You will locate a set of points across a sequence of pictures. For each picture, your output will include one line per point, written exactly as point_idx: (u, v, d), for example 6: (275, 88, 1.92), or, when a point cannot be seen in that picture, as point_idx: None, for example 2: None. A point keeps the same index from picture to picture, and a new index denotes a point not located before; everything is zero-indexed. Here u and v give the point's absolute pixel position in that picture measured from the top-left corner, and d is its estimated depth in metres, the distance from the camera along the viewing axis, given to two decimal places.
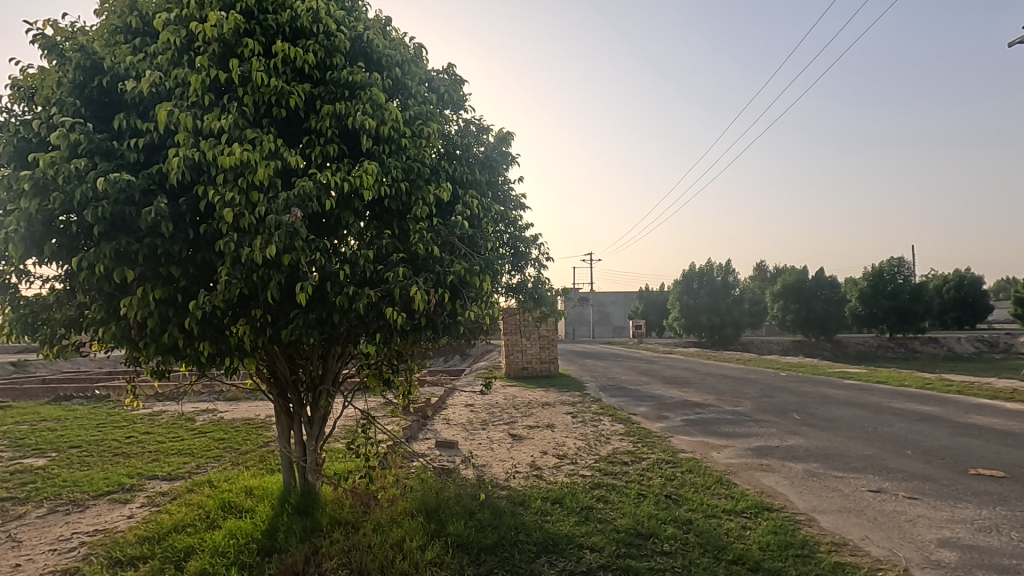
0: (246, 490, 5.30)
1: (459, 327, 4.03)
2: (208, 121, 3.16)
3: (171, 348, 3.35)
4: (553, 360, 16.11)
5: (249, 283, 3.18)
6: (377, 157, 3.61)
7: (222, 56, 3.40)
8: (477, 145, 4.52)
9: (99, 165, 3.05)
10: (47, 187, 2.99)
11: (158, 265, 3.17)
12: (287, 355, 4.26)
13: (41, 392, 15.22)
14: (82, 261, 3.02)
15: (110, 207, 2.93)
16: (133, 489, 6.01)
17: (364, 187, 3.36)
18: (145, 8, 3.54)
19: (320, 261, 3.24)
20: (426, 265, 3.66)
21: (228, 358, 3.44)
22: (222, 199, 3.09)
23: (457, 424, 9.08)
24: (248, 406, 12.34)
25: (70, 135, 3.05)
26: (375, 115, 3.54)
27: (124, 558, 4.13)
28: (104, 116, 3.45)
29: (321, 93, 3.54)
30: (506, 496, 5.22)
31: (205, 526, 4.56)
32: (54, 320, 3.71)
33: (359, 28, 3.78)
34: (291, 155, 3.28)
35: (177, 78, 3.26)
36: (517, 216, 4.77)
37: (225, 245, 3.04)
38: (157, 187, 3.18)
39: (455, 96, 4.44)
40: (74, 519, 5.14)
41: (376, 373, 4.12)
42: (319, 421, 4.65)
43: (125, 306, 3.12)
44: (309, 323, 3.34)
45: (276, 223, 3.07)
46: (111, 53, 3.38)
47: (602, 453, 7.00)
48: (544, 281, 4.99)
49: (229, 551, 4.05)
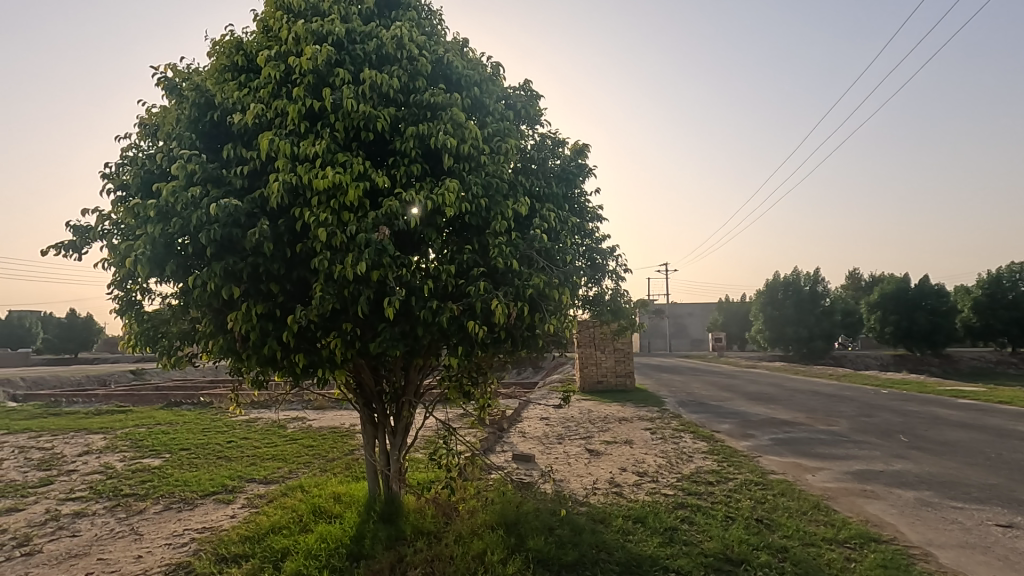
0: (335, 496, 5.56)
1: (538, 341, 4.02)
2: (303, 147, 3.38)
3: (269, 359, 3.57)
4: (629, 374, 15.73)
5: (340, 298, 3.33)
6: (458, 175, 3.71)
7: (317, 85, 3.63)
8: (553, 158, 4.55)
9: (211, 193, 3.33)
10: (170, 214, 3.31)
11: (259, 283, 3.41)
12: (372, 367, 4.45)
13: (154, 399, 16.76)
14: (196, 280, 3.32)
15: (220, 230, 3.19)
16: (235, 491, 6.47)
17: (445, 205, 3.46)
18: (250, 48, 3.87)
19: (405, 277, 3.34)
20: (505, 279, 3.68)
21: (320, 369, 3.62)
22: (316, 219, 3.27)
23: (532, 438, 9.06)
24: (333, 415, 12.97)
25: (187, 166, 3.38)
26: (455, 134, 3.66)
27: (228, 555, 4.43)
28: (215, 147, 3.78)
29: (405, 115, 3.69)
30: (586, 512, 5.12)
31: (299, 528, 4.81)
32: (171, 333, 4.10)
33: (439, 51, 3.94)
34: (378, 175, 3.43)
35: (277, 109, 3.51)
36: (594, 228, 4.75)
37: (320, 263, 3.22)
38: (259, 211, 3.42)
39: (532, 112, 4.48)
40: (185, 517, 5.59)
41: (456, 386, 4.18)
42: (401, 431, 4.82)
43: (231, 321, 3.39)
44: (394, 337, 3.45)
45: (365, 241, 3.21)
46: (221, 89, 3.71)
47: (684, 472, 6.73)
48: (621, 292, 4.93)
49: (321, 554, 4.24)
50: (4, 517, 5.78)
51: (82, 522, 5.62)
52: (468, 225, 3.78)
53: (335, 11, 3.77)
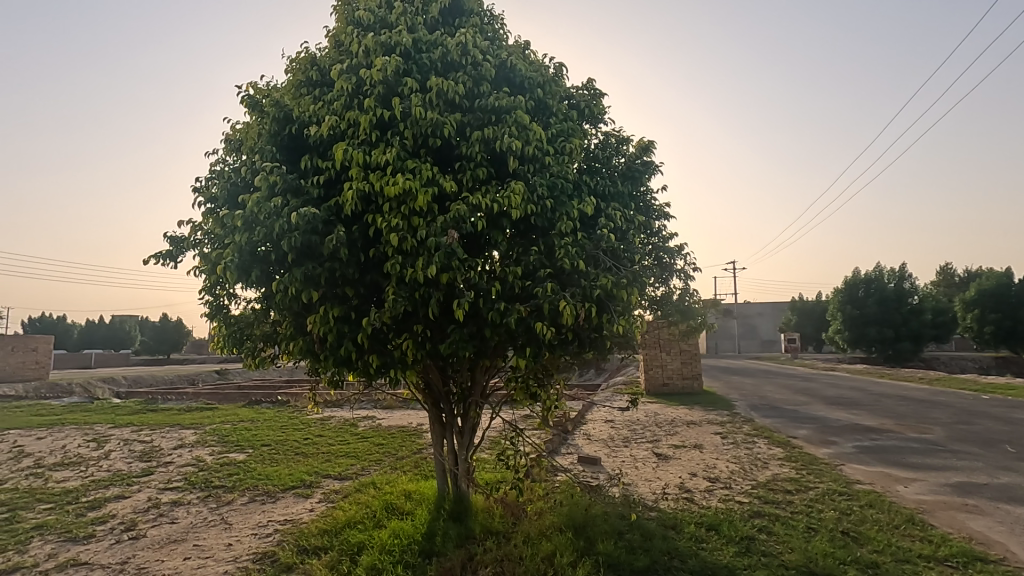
0: (406, 493, 5.72)
1: (605, 342, 3.97)
2: (375, 156, 3.50)
3: (345, 360, 3.72)
4: (696, 376, 15.25)
5: (412, 301, 3.42)
6: (523, 177, 3.73)
7: (387, 95, 3.75)
8: (618, 157, 4.48)
9: (291, 202, 3.50)
10: (254, 224, 3.51)
11: (335, 287, 3.56)
12: (440, 368, 4.55)
13: (237, 397, 17.90)
14: (279, 284, 3.50)
15: (299, 237, 3.35)
16: (312, 486, 6.79)
17: (511, 207, 3.48)
18: (323, 62, 4.05)
19: (474, 279, 3.39)
20: (572, 279, 3.66)
21: (392, 369, 3.73)
22: (388, 225, 3.38)
23: (598, 440, 8.95)
24: (401, 415, 13.36)
25: (269, 178, 3.59)
26: (520, 136, 3.68)
27: (309, 546, 4.66)
28: (293, 158, 3.99)
29: (470, 120, 3.74)
30: (656, 518, 4.99)
31: (373, 523, 4.99)
32: (255, 335, 4.36)
33: (503, 55, 3.97)
34: (446, 180, 3.49)
35: (350, 120, 3.65)
36: (660, 227, 4.63)
37: (392, 267, 3.32)
38: (335, 218, 3.58)
39: (595, 111, 4.44)
40: (268, 509, 5.94)
41: (523, 387, 4.18)
42: (468, 431, 4.90)
43: (310, 324, 3.56)
44: (463, 338, 3.50)
45: (435, 245, 3.29)
46: (298, 104, 3.90)
47: (760, 479, 6.43)
48: (689, 292, 4.77)
49: (394, 549, 4.37)
50: (113, 503, 6.34)
51: (179, 510, 6.08)
52: (534, 226, 3.79)
53: (402, 23, 3.88)
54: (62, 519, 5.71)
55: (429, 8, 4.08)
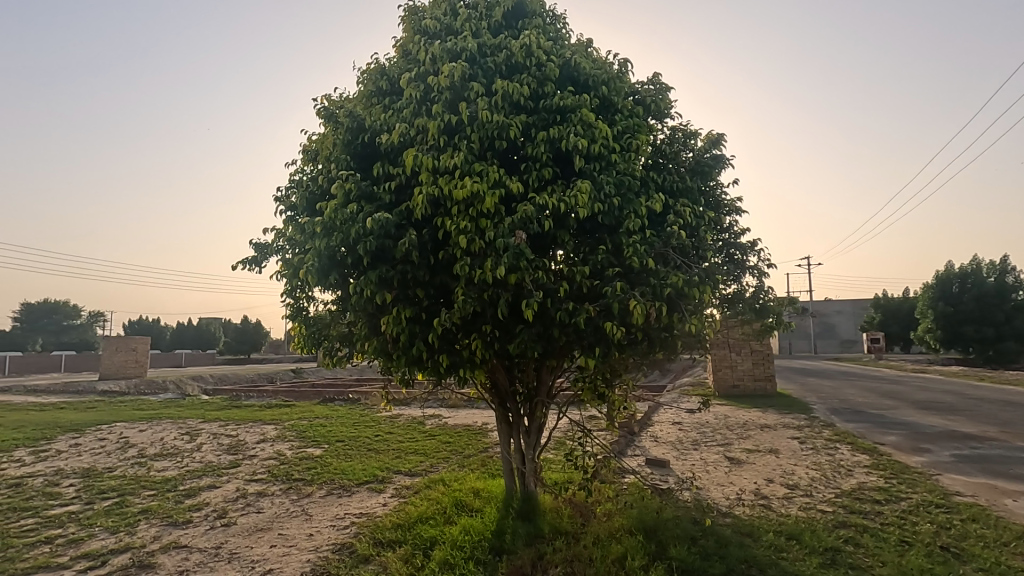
0: (474, 491, 5.82)
1: (675, 341, 3.87)
2: (443, 160, 3.58)
3: (416, 359, 3.83)
4: (769, 378, 14.59)
5: (481, 302, 3.46)
6: (589, 175, 3.70)
7: (453, 100, 3.83)
8: (686, 152, 4.35)
9: (365, 208, 3.64)
10: (331, 229, 3.68)
11: (407, 289, 3.67)
12: (506, 367, 4.60)
13: (311, 394, 18.82)
14: (355, 287, 3.65)
15: (373, 241, 3.48)
16: (384, 481, 7.04)
17: (578, 207, 3.47)
18: (392, 71, 4.19)
19: (542, 279, 3.40)
20: (640, 278, 3.60)
21: (461, 369, 3.80)
22: (457, 227, 3.44)
23: (665, 443, 8.73)
24: (466, 414, 13.59)
25: (345, 185, 3.75)
26: (586, 135, 3.66)
27: (384, 539, 4.83)
28: (365, 165, 4.15)
29: (535, 121, 3.75)
30: (732, 524, 4.81)
31: (444, 519, 5.10)
32: (331, 336, 4.57)
33: (566, 55, 3.97)
34: (513, 182, 3.52)
35: (418, 126, 3.76)
36: (731, 222, 4.46)
37: (461, 268, 3.38)
38: (406, 222, 3.69)
39: (661, 105, 4.34)
40: (345, 502, 6.21)
41: (590, 387, 4.14)
42: (535, 431, 4.92)
43: (383, 324, 3.68)
44: (532, 338, 3.52)
45: (504, 245, 3.32)
46: (369, 113, 4.05)
47: (844, 487, 6.05)
48: (763, 290, 4.57)
49: (466, 545, 4.46)
50: (206, 492, 6.83)
51: (265, 500, 6.47)
52: (601, 225, 3.75)
53: (467, 29, 3.96)
54: (164, 505, 6.23)
55: (493, 13, 4.13)
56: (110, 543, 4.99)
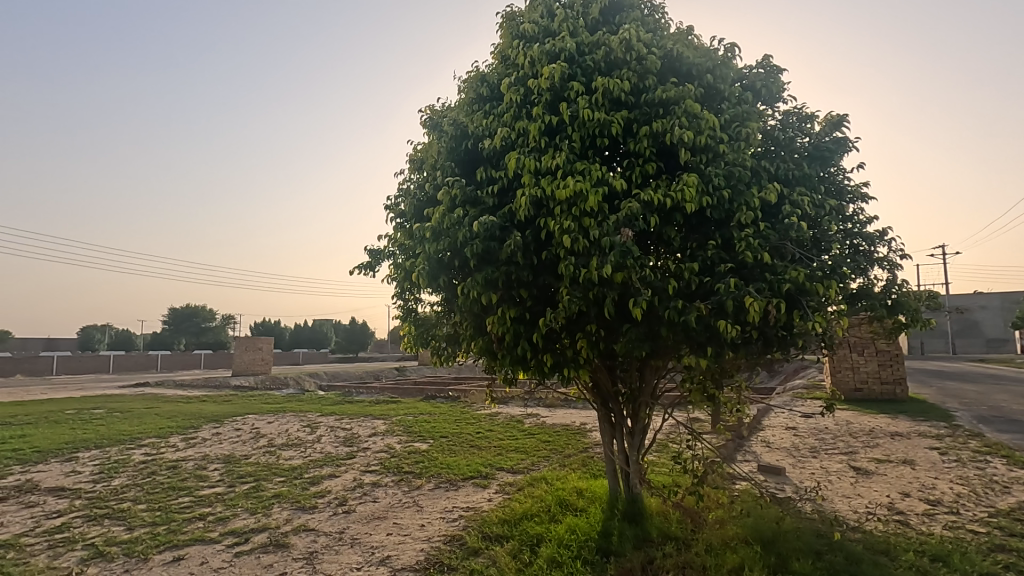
0: (577, 490, 5.81)
1: (795, 340, 3.62)
2: (545, 161, 3.61)
3: (520, 359, 3.89)
4: (899, 381, 13.18)
5: (586, 301, 3.45)
6: (696, 168, 3.56)
7: (553, 102, 3.86)
8: (801, 137, 4.05)
9: (470, 212, 3.76)
10: (439, 234, 3.84)
11: (511, 290, 3.74)
12: (609, 367, 4.54)
13: (414, 390, 19.77)
14: (462, 289, 3.78)
15: (480, 244, 3.58)
16: (488, 477, 7.23)
17: (685, 201, 3.35)
18: (492, 77, 4.29)
19: (649, 277, 3.33)
20: (755, 274, 3.41)
21: (566, 368, 3.81)
22: (560, 227, 3.45)
23: (779, 448, 8.18)
24: (564, 413, 13.59)
25: (451, 191, 3.90)
26: (691, 126, 3.52)
27: (491, 533, 4.97)
28: (469, 170, 4.28)
29: (637, 116, 3.68)
30: (863, 540, 4.40)
31: (549, 517, 5.14)
32: (438, 335, 4.78)
33: (668, 45, 3.84)
34: (616, 179, 3.47)
35: (519, 130, 3.82)
36: (857, 210, 4.09)
37: (565, 268, 3.38)
38: (509, 224, 3.76)
39: (773, 89, 4.07)
40: (453, 495, 6.46)
41: (700, 388, 3.92)
42: (639, 432, 4.82)
43: (489, 324, 3.78)
44: (639, 338, 3.45)
45: (609, 244, 3.29)
46: (471, 120, 4.18)
47: (999, 506, 5.33)
48: (897, 284, 4.14)
49: (572, 545, 4.46)
50: (328, 481, 7.42)
51: (379, 490, 6.90)
52: (709, 219, 3.60)
53: (565, 29, 3.95)
54: (293, 490, 6.85)
55: (590, 10, 4.10)
56: (251, 523, 5.57)
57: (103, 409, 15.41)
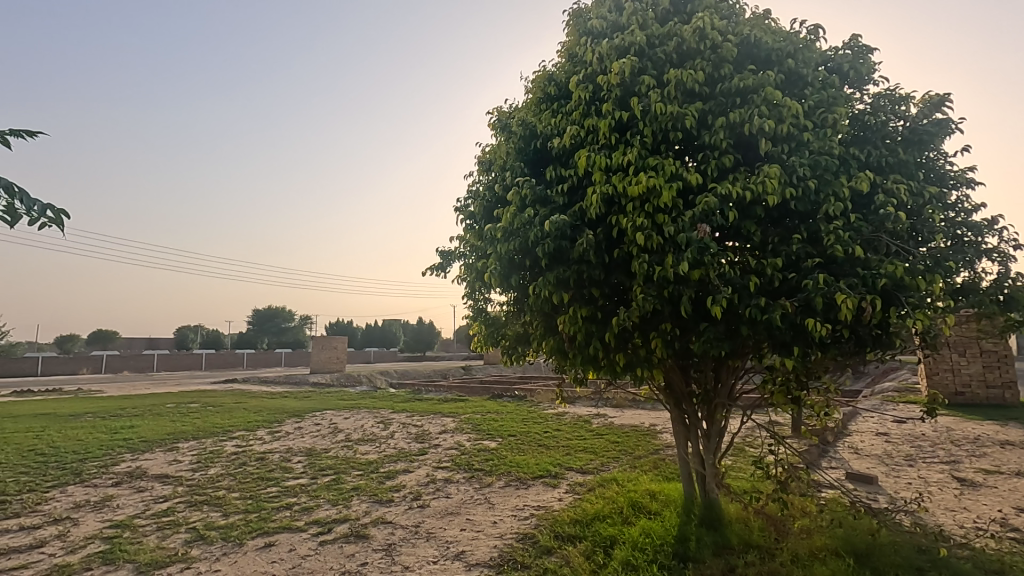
0: (650, 493, 5.68)
1: (891, 339, 3.36)
2: (616, 158, 3.56)
3: (592, 358, 3.85)
4: (1008, 385, 11.95)
5: (661, 300, 3.36)
6: (777, 159, 3.39)
7: (623, 97, 3.80)
8: (895, 120, 3.76)
9: (541, 212, 3.77)
10: (510, 234, 3.87)
11: (583, 289, 3.71)
12: (683, 367, 4.41)
13: (480, 389, 20.05)
14: (533, 289, 3.79)
15: (551, 243, 3.58)
16: (558, 477, 7.22)
17: (767, 194, 3.20)
18: (560, 76, 4.27)
19: (728, 274, 3.21)
20: (846, 269, 3.21)
21: (639, 369, 3.74)
22: (633, 224, 3.38)
23: (869, 455, 7.63)
24: (632, 414, 13.34)
25: (521, 191, 3.92)
26: (772, 115, 3.36)
27: (563, 533, 4.95)
28: (538, 170, 4.29)
29: (712, 107, 3.55)
30: (973, 558, 4.03)
31: (622, 519, 5.06)
32: (508, 334, 4.83)
33: (745, 31, 3.67)
34: (691, 174, 3.37)
35: (589, 127, 3.79)
36: (962, 197, 3.74)
37: (639, 266, 3.31)
38: (580, 223, 3.73)
39: (862, 70, 3.80)
40: (523, 494, 6.50)
41: (783, 391, 3.67)
42: (716, 435, 4.65)
43: (560, 323, 3.77)
44: (718, 337, 3.33)
45: (686, 240, 3.19)
46: (539, 120, 4.19)
47: None
48: (1010, 277, 3.76)
49: (648, 548, 4.37)
50: (402, 475, 7.67)
51: (451, 487, 7.05)
52: (793, 212, 3.43)
53: (634, 22, 3.87)
54: (371, 484, 7.13)
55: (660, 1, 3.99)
56: (333, 513, 5.85)
57: (198, 403, 16.67)
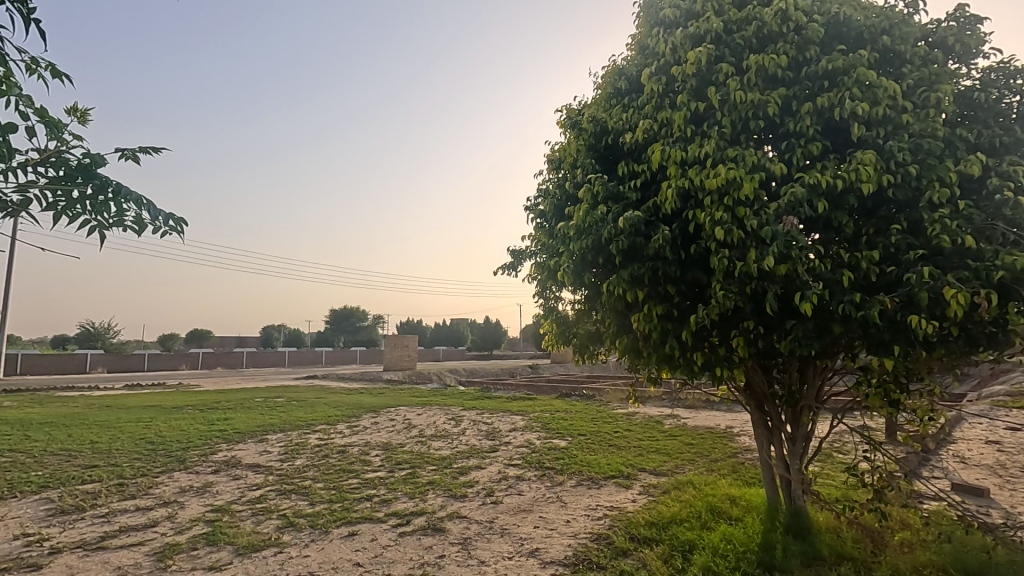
0: (730, 498, 5.46)
1: (1010, 337, 3.05)
2: (692, 151, 3.44)
3: (668, 357, 3.74)
4: None
5: (744, 296, 3.22)
6: (872, 144, 3.16)
7: (699, 87, 3.67)
8: (1011, 95, 3.40)
9: (613, 209, 3.71)
10: (583, 232, 3.83)
11: (658, 286, 3.62)
12: (765, 367, 4.20)
13: (548, 389, 20.06)
14: (607, 286, 3.73)
15: (625, 240, 3.52)
16: (631, 477, 7.09)
17: (861, 181, 2.99)
18: (631, 69, 4.19)
19: (818, 268, 3.03)
20: (954, 261, 2.94)
21: (718, 368, 3.60)
22: (711, 219, 3.25)
23: (979, 465, 6.96)
24: (706, 415, 12.89)
25: (593, 188, 3.87)
26: (865, 97, 3.14)
27: (639, 535, 4.86)
28: (609, 166, 4.23)
29: (797, 92, 3.36)
30: None
31: (700, 524, 4.90)
32: (580, 333, 4.79)
33: (833, 9, 3.45)
34: (775, 164, 3.21)
35: (663, 120, 3.69)
36: None
37: (719, 262, 3.19)
38: (655, 218, 3.65)
39: (970, 42, 3.46)
40: (595, 494, 6.44)
41: (880, 393, 3.37)
42: (802, 439, 4.39)
43: (635, 321, 3.69)
44: (807, 335, 3.14)
45: (771, 234, 3.04)
46: (610, 115, 4.12)
47: None
48: None
49: (730, 555, 4.20)
50: (475, 471, 7.81)
51: (523, 484, 7.10)
52: (890, 200, 3.19)
53: (709, 8, 3.73)
54: (445, 479, 7.31)
55: None
56: (410, 506, 6.05)
57: (283, 398, 17.74)
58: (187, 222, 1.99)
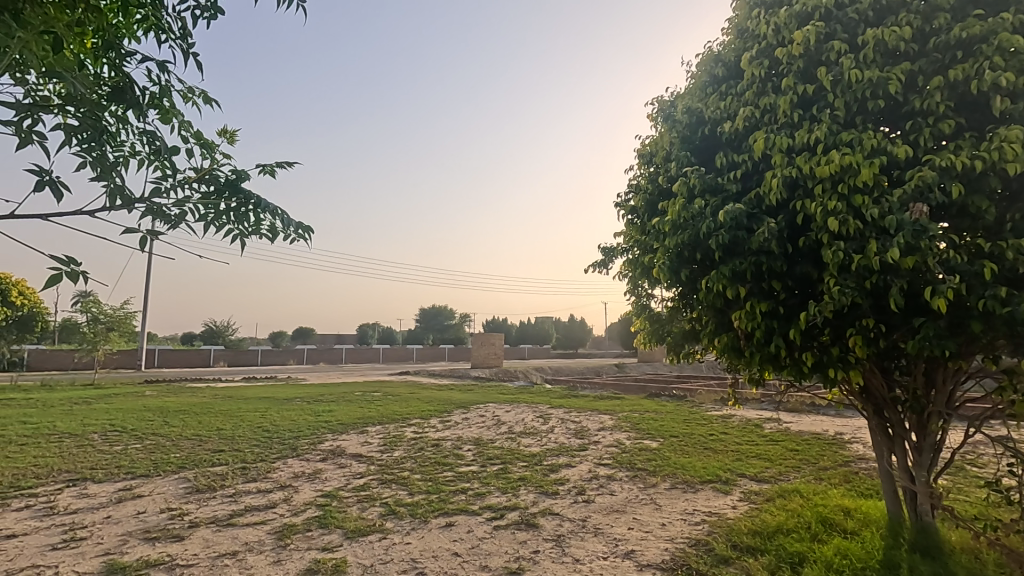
0: (844, 509, 5.06)
1: None
2: (800, 137, 3.22)
3: (773, 357, 3.52)
4: None
5: (863, 292, 2.96)
6: (1018, 118, 2.80)
7: (807, 69, 3.43)
8: None
9: (712, 202, 3.55)
10: (679, 227, 3.71)
11: (762, 282, 3.42)
12: (884, 369, 3.85)
13: (637, 389, 19.61)
14: (705, 283, 3.58)
15: (726, 234, 3.36)
16: (729, 483, 6.78)
17: (1005, 161, 2.66)
18: (728, 55, 4.00)
19: (954, 259, 2.73)
20: None
21: (832, 370, 3.33)
22: (824, 209, 3.03)
23: None
24: (811, 420, 12.00)
25: (689, 181, 3.74)
26: (1010, 66, 2.79)
27: (741, 544, 4.63)
28: (705, 158, 4.07)
29: (923, 66, 3.05)
30: None
31: (810, 536, 4.59)
32: (674, 332, 4.64)
33: None
34: (898, 147, 2.93)
35: (766, 106, 3.49)
36: None
37: (834, 255, 2.96)
38: (758, 210, 3.46)
39: None
40: (692, 498, 6.22)
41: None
42: (929, 450, 3.97)
43: (736, 319, 3.51)
44: (940, 333, 2.83)
45: (896, 223, 2.78)
46: (707, 105, 3.96)
47: None
48: None
49: (846, 571, 3.90)
50: (565, 469, 7.82)
51: (614, 484, 7.01)
52: None
53: None
54: (536, 476, 7.38)
55: None
56: (504, 501, 6.18)
57: (380, 392, 18.73)
58: (313, 231, 2.18)
